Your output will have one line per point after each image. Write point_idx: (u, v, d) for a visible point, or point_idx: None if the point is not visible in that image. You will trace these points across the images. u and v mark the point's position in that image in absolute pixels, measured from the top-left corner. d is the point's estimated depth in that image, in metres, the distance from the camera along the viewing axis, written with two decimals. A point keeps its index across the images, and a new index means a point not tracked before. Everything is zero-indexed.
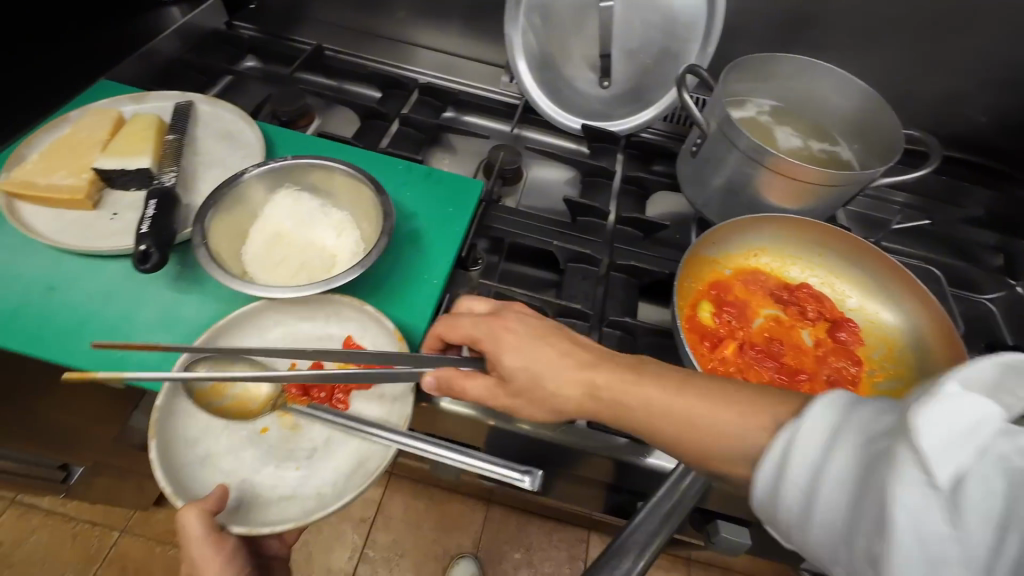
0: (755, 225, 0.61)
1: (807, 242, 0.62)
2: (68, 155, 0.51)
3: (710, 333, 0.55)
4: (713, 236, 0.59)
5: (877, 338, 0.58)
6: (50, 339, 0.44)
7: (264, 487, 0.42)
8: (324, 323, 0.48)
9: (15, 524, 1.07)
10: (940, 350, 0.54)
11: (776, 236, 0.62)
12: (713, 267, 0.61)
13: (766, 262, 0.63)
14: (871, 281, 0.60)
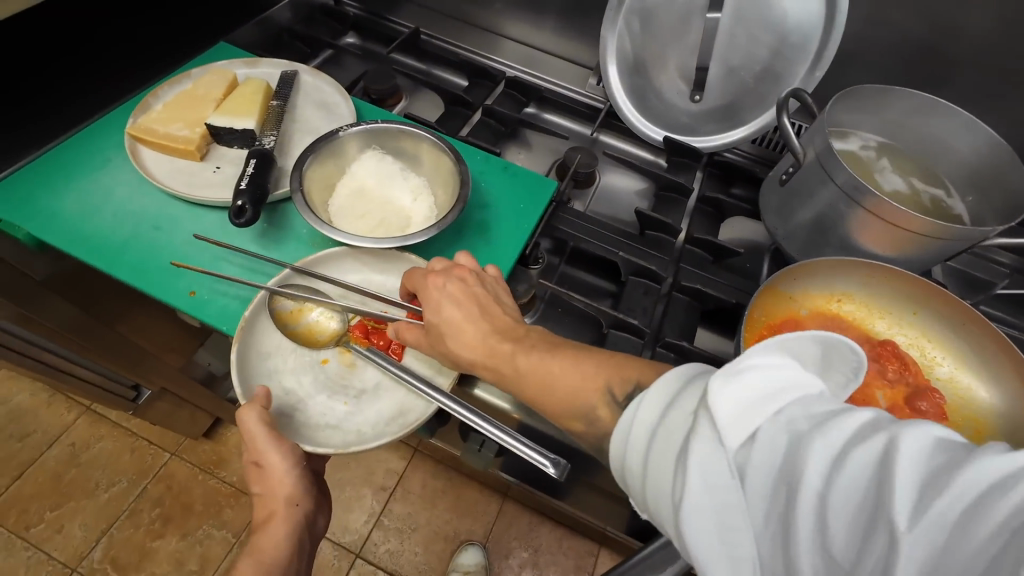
0: (846, 267, 0.55)
1: (902, 295, 0.55)
2: (186, 108, 0.55)
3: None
4: (793, 271, 0.55)
5: (963, 417, 0.51)
6: (150, 273, 0.48)
7: (314, 412, 0.41)
8: (394, 278, 0.49)
9: (86, 429, 1.20)
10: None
11: (867, 284, 0.56)
12: (787, 305, 0.56)
13: (849, 309, 0.57)
14: (971, 353, 0.53)
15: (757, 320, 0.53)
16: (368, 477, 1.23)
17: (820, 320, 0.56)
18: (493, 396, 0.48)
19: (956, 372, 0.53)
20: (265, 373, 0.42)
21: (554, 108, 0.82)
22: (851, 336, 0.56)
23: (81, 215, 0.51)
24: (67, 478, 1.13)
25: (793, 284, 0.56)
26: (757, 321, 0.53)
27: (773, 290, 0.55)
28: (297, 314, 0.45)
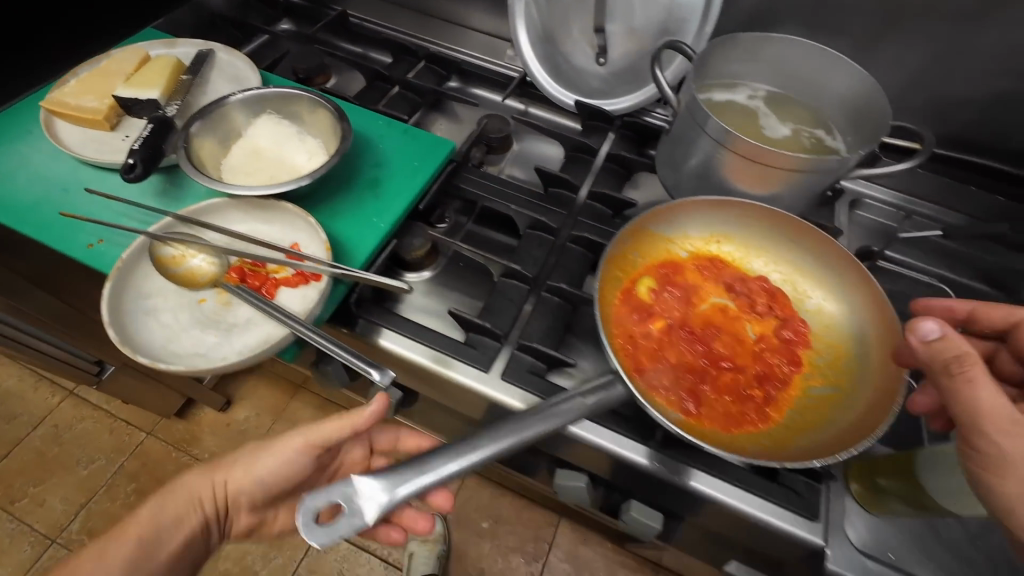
0: (721, 208, 0.58)
1: (773, 233, 0.58)
2: (98, 82, 0.60)
3: (640, 308, 0.53)
4: (669, 212, 0.57)
5: (824, 343, 0.53)
6: (56, 229, 0.52)
7: (183, 345, 0.45)
8: (274, 228, 0.52)
9: (69, 410, 1.27)
10: (884, 363, 0.49)
11: (742, 225, 0.59)
12: (666, 247, 0.58)
13: (727, 250, 0.60)
14: (834, 284, 0.55)
15: (631, 258, 0.56)
16: None
17: (699, 260, 0.58)
18: (404, 348, 0.54)
19: (822, 301, 0.56)
20: (141, 309, 0.46)
21: (475, 81, 0.84)
22: (729, 275, 0.58)
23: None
24: (49, 456, 1.20)
25: (671, 226, 0.59)
26: (631, 260, 0.56)
27: (650, 230, 0.57)
28: (177, 260, 0.48)
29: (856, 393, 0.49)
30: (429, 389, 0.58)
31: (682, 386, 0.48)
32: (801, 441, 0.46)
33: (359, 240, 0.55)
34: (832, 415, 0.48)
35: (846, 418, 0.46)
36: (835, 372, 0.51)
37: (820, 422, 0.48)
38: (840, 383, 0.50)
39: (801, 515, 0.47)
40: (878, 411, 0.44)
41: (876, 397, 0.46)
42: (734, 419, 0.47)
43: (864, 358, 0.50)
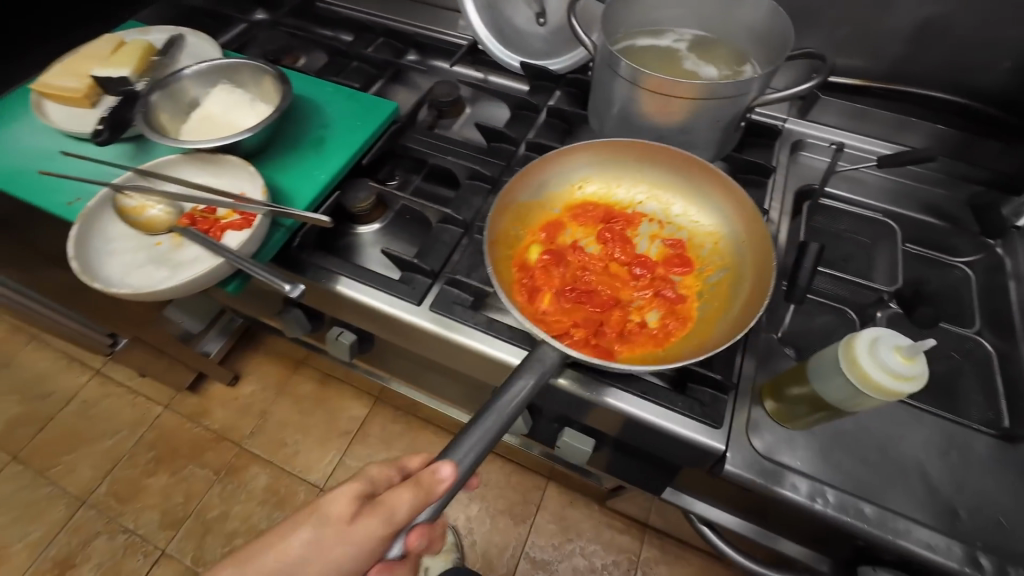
0: (562, 157, 0.61)
1: (625, 161, 0.62)
2: (78, 65, 0.67)
3: (540, 274, 0.56)
4: (528, 176, 0.60)
5: (704, 236, 0.60)
6: (37, 188, 0.59)
7: (138, 279, 0.51)
8: (225, 181, 0.58)
9: (95, 387, 1.39)
10: (749, 229, 0.57)
11: (593, 164, 0.62)
12: (540, 211, 0.61)
13: (592, 190, 0.63)
14: (685, 184, 0.61)
15: (515, 235, 0.57)
16: (332, 423, 1.34)
17: (573, 210, 0.62)
18: (361, 295, 0.57)
19: (685, 205, 0.62)
20: (104, 252, 0.52)
21: (432, 53, 0.88)
22: (600, 213, 0.62)
23: None
24: (79, 428, 1.32)
25: (538, 191, 0.61)
26: (517, 234, 0.58)
27: (521, 203, 0.59)
28: (137, 209, 0.55)
29: (742, 271, 0.56)
30: (373, 327, 0.62)
31: (600, 323, 0.52)
32: (722, 325, 0.52)
33: (300, 191, 0.62)
34: (734, 294, 0.54)
35: (742, 294, 0.53)
36: (720, 255, 0.58)
37: (726, 306, 0.54)
38: (727, 262, 0.57)
39: (703, 423, 0.50)
40: (764, 280, 0.52)
41: (760, 268, 0.53)
42: (661, 334, 0.53)
43: (736, 235, 0.58)
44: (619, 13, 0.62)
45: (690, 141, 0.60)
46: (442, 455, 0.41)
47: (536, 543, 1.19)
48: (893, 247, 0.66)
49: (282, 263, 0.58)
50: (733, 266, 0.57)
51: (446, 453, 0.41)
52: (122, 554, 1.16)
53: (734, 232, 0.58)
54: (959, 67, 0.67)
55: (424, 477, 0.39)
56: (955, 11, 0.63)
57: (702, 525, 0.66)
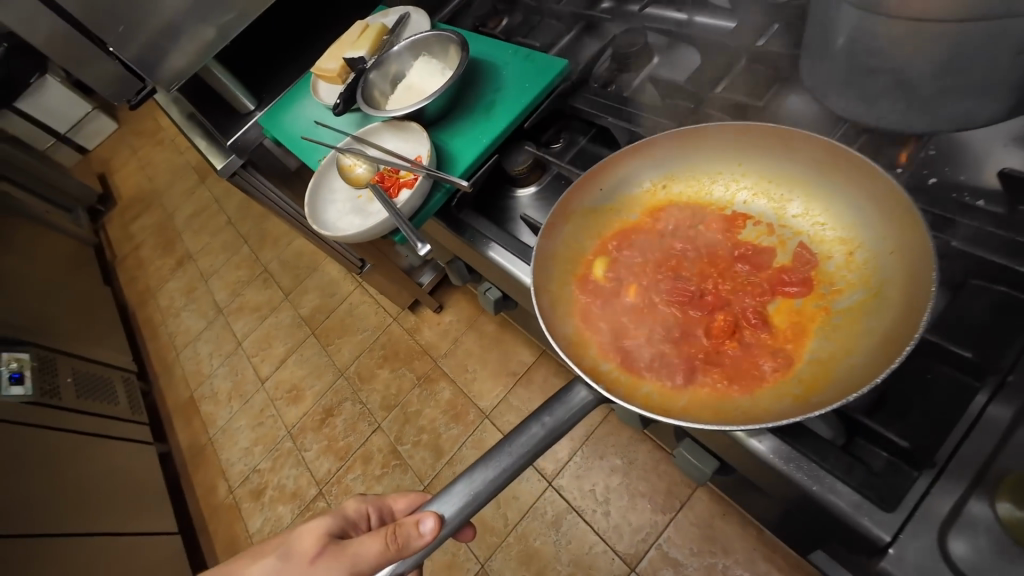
0: (641, 154, 0.53)
1: (716, 151, 0.52)
2: (337, 49, 0.86)
3: (604, 292, 0.50)
4: (593, 180, 0.53)
5: (831, 244, 0.47)
6: (305, 150, 0.81)
7: (341, 224, 0.66)
8: (409, 145, 0.68)
9: (357, 295, 1.88)
10: (892, 232, 0.43)
11: (676, 159, 0.54)
12: (614, 215, 0.54)
13: (679, 190, 0.54)
14: (804, 172, 0.49)
15: (582, 245, 0.52)
16: (504, 363, 1.50)
17: (653, 215, 0.54)
18: (501, 260, 0.60)
19: (805, 203, 0.49)
20: (325, 199, 0.69)
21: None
22: (685, 220, 0.53)
23: (290, 123, 0.89)
24: (345, 322, 1.84)
25: (607, 197, 0.54)
26: (584, 245, 0.53)
27: (584, 210, 0.53)
28: (351, 168, 0.69)
29: (887, 288, 0.42)
30: (508, 287, 0.65)
31: (667, 356, 0.45)
32: (840, 369, 0.41)
33: (466, 153, 0.68)
34: (867, 326, 0.41)
35: (880, 329, 0.40)
36: (849, 273, 0.45)
37: (853, 345, 0.41)
38: (857, 282, 0.44)
39: (863, 497, 0.36)
40: (910, 317, 0.37)
41: (912, 290, 0.39)
42: (743, 372, 0.44)
43: (879, 245, 0.44)
44: None
45: (961, 84, 0.40)
46: (428, 507, 0.41)
47: (671, 539, 1.12)
48: None
49: (443, 220, 0.64)
50: (870, 285, 0.43)
51: (432, 504, 0.41)
52: (357, 417, 1.61)
53: (876, 236, 0.44)
54: None
55: (404, 529, 0.40)
56: None
57: None
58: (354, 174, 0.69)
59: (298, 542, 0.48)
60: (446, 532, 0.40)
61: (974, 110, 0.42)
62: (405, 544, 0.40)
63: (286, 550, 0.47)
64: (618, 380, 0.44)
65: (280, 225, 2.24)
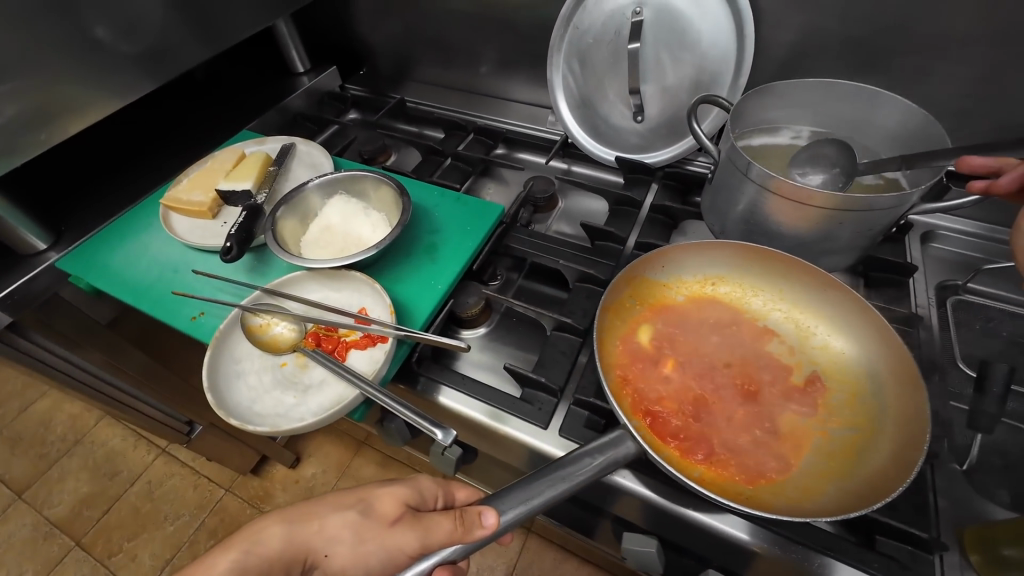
0: (710, 249, 0.60)
1: (767, 273, 0.59)
2: (204, 179, 0.71)
3: (645, 357, 0.55)
4: (657, 260, 0.60)
5: (839, 382, 0.53)
6: (165, 304, 0.61)
7: (266, 406, 0.49)
8: (345, 296, 0.58)
9: (160, 467, 1.37)
10: (897, 396, 0.49)
11: (733, 265, 0.61)
12: (662, 291, 0.61)
13: (724, 292, 0.61)
14: (833, 315, 0.56)
15: (630, 312, 0.58)
16: None
17: (695, 303, 0.60)
18: (489, 421, 0.54)
19: (828, 337, 0.56)
20: (232, 373, 0.51)
21: (520, 146, 0.90)
22: (723, 316, 0.59)
23: (123, 267, 0.66)
24: (142, 511, 1.30)
25: (662, 273, 0.61)
26: (632, 308, 0.58)
27: (644, 275, 0.59)
28: (263, 327, 0.54)
29: (882, 430, 0.48)
30: (480, 442, 0.58)
31: (691, 431, 0.49)
32: (830, 491, 0.45)
33: (418, 303, 0.62)
34: (860, 460, 0.46)
35: (875, 463, 0.45)
36: (856, 411, 0.51)
37: (845, 469, 0.46)
38: (862, 421, 0.49)
39: None
40: (904, 458, 0.43)
41: (904, 440, 0.45)
42: (752, 469, 0.47)
43: (882, 396, 0.50)
44: (742, 110, 0.61)
45: (831, 248, 0.56)
46: (488, 502, 0.41)
47: None
48: None
49: (404, 381, 0.56)
50: (869, 423, 0.49)
51: (493, 501, 0.41)
52: None
53: (880, 388, 0.51)
54: None
55: (467, 515, 0.40)
56: None
57: None
58: (272, 335, 0.54)
59: (379, 502, 0.47)
60: (502, 532, 0.40)
61: (838, 263, 0.58)
62: (464, 535, 0.39)
63: (368, 505, 0.46)
64: (645, 437, 0.47)
65: (12, 386, 1.55)
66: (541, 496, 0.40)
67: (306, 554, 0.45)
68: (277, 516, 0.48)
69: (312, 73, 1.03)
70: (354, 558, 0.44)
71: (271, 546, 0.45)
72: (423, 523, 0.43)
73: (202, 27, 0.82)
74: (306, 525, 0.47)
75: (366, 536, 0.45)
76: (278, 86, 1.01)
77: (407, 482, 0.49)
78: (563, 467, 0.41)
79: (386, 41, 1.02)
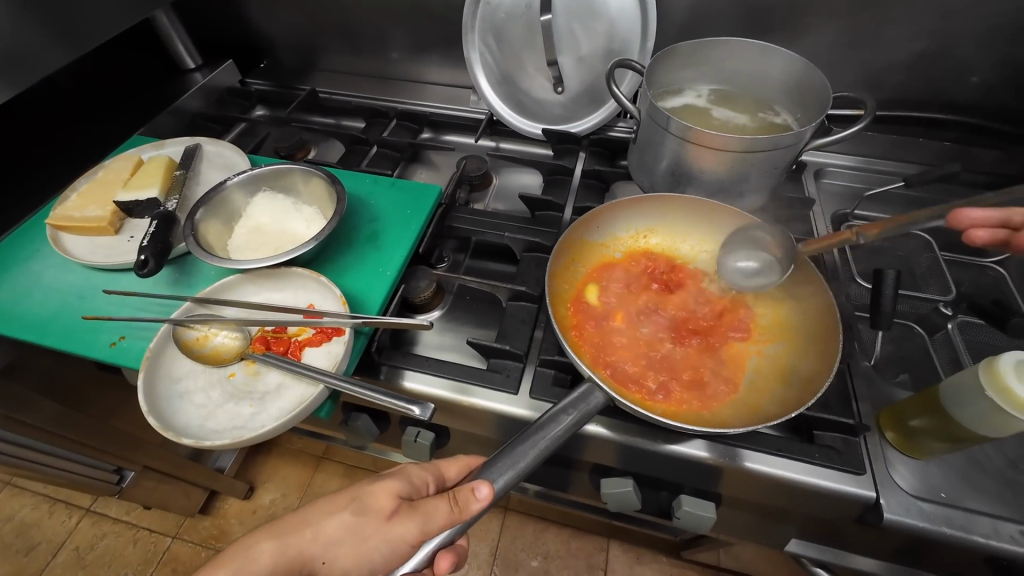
0: (638, 208, 0.64)
1: (689, 221, 0.65)
2: (99, 193, 0.64)
3: (597, 312, 0.58)
4: (593, 222, 0.63)
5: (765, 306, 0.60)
6: (76, 335, 0.54)
7: (221, 421, 0.46)
8: (289, 294, 0.55)
9: (88, 530, 1.22)
10: (813, 309, 0.56)
11: (659, 217, 0.66)
12: (601, 251, 0.64)
13: (656, 243, 0.67)
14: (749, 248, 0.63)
15: (575, 274, 0.61)
16: None
17: (632, 257, 0.65)
18: (459, 396, 0.54)
19: None
20: (174, 393, 0.47)
21: (447, 129, 0.89)
22: (659, 264, 0.64)
23: (13, 302, 0.57)
24: None
25: (599, 234, 0.64)
26: (577, 271, 0.61)
27: (583, 238, 0.62)
28: (201, 340, 0.50)
29: (803, 341, 0.55)
30: (454, 421, 0.58)
31: (648, 374, 0.52)
32: (771, 399, 0.51)
33: (369, 293, 0.60)
34: (791, 370, 0.53)
35: (803, 369, 0.52)
36: (780, 328, 0.58)
37: (780, 379, 0.53)
38: (786, 336, 0.57)
39: (845, 471, 0.48)
40: (824, 363, 0.49)
41: (822, 346, 0.52)
42: (706, 393, 0.52)
43: (799, 312, 0.57)
44: (653, 73, 0.65)
45: (747, 189, 0.62)
46: (479, 475, 0.42)
47: None
48: (933, 256, 0.69)
49: (366, 373, 0.54)
50: (792, 337, 0.56)
51: (484, 473, 0.42)
52: None
53: (798, 305, 0.58)
54: (952, 91, 0.74)
55: (461, 495, 0.41)
56: (941, 42, 0.70)
57: (817, 567, 0.60)
58: (213, 347, 0.50)
59: (373, 498, 0.46)
60: (496, 499, 0.42)
61: (754, 203, 0.64)
62: (462, 513, 0.41)
63: (361, 504, 0.46)
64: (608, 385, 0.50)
65: None
66: (525, 460, 0.42)
67: (304, 564, 0.46)
68: (268, 532, 0.48)
69: (206, 69, 0.94)
70: (362, 546, 0.44)
71: (260, 566, 0.46)
72: (421, 509, 0.43)
73: (67, 25, 0.72)
74: (299, 534, 0.47)
75: (364, 533, 0.44)
76: (167, 87, 0.91)
77: (399, 474, 0.48)
78: (539, 432, 0.43)
79: (285, 29, 0.95)
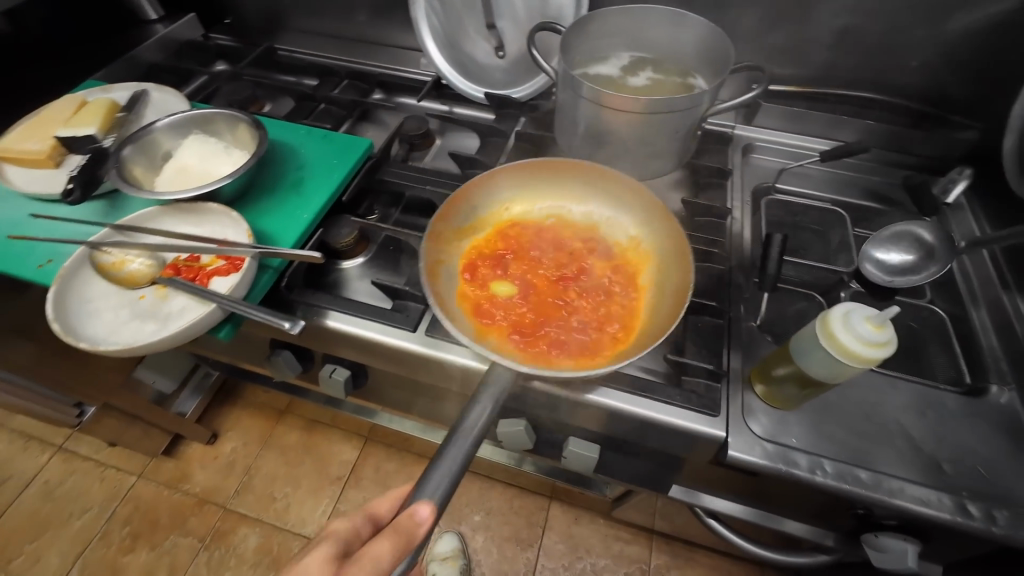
0: (502, 178, 0.67)
1: (541, 183, 0.68)
2: (42, 128, 0.67)
3: (487, 293, 0.59)
4: (456, 206, 0.63)
5: (638, 255, 0.64)
6: (5, 255, 0.57)
7: (124, 335, 0.50)
8: (205, 228, 0.59)
9: (57, 465, 1.28)
10: (662, 228, 0.62)
11: (512, 189, 0.68)
12: (472, 231, 0.65)
13: (517, 212, 0.69)
14: (599, 195, 0.67)
15: (452, 270, 0.60)
16: (323, 470, 1.28)
17: (500, 231, 0.66)
18: (359, 330, 0.57)
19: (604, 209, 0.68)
20: (85, 309, 0.51)
21: (396, 90, 0.91)
22: (526, 229, 0.66)
23: None
24: (42, 514, 1.22)
25: (468, 218, 0.65)
26: (455, 259, 0.62)
27: (455, 225, 0.63)
28: (117, 265, 0.54)
29: (658, 263, 0.61)
30: (361, 356, 0.61)
31: (551, 340, 0.55)
32: (649, 320, 0.56)
33: (287, 234, 0.63)
34: (659, 289, 0.59)
35: (670, 286, 0.57)
36: (647, 255, 0.63)
37: (656, 300, 0.58)
38: (653, 262, 0.62)
39: (702, 412, 0.52)
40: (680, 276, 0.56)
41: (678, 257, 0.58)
42: (602, 334, 0.56)
43: (653, 233, 0.64)
44: (572, 39, 0.67)
45: (654, 151, 0.64)
46: (417, 499, 0.40)
47: (545, 566, 1.16)
48: (844, 231, 0.72)
49: (275, 304, 0.58)
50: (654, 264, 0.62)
51: (420, 495, 0.40)
52: None
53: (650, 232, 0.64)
54: (878, 70, 0.76)
55: (401, 522, 0.38)
56: (865, 21, 0.72)
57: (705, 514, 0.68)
58: (127, 271, 0.54)
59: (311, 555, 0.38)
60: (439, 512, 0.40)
61: (665, 166, 0.67)
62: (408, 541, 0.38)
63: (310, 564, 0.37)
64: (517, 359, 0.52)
65: None
66: (460, 453, 0.42)
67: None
68: None
69: (167, 21, 0.96)
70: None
71: None
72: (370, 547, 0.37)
73: None
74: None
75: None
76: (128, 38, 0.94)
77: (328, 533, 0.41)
78: (467, 416, 0.44)
79: None
